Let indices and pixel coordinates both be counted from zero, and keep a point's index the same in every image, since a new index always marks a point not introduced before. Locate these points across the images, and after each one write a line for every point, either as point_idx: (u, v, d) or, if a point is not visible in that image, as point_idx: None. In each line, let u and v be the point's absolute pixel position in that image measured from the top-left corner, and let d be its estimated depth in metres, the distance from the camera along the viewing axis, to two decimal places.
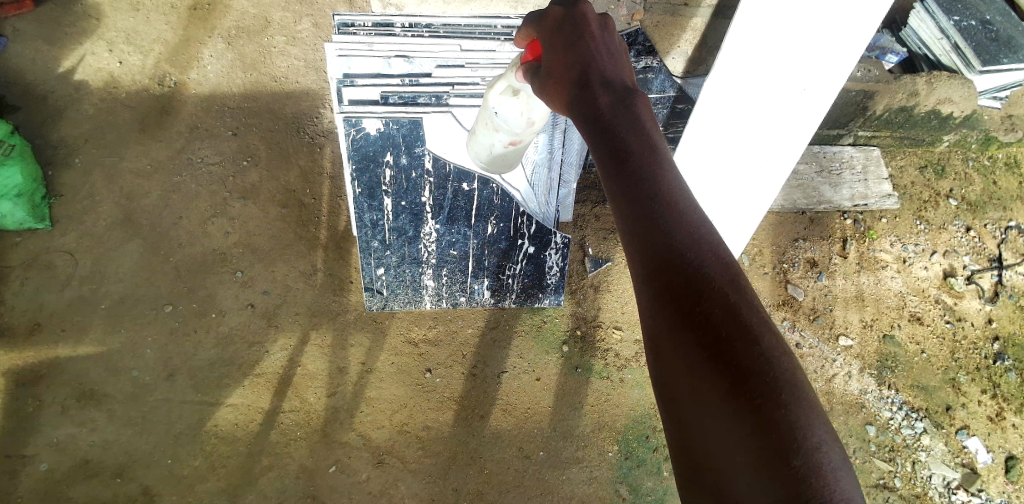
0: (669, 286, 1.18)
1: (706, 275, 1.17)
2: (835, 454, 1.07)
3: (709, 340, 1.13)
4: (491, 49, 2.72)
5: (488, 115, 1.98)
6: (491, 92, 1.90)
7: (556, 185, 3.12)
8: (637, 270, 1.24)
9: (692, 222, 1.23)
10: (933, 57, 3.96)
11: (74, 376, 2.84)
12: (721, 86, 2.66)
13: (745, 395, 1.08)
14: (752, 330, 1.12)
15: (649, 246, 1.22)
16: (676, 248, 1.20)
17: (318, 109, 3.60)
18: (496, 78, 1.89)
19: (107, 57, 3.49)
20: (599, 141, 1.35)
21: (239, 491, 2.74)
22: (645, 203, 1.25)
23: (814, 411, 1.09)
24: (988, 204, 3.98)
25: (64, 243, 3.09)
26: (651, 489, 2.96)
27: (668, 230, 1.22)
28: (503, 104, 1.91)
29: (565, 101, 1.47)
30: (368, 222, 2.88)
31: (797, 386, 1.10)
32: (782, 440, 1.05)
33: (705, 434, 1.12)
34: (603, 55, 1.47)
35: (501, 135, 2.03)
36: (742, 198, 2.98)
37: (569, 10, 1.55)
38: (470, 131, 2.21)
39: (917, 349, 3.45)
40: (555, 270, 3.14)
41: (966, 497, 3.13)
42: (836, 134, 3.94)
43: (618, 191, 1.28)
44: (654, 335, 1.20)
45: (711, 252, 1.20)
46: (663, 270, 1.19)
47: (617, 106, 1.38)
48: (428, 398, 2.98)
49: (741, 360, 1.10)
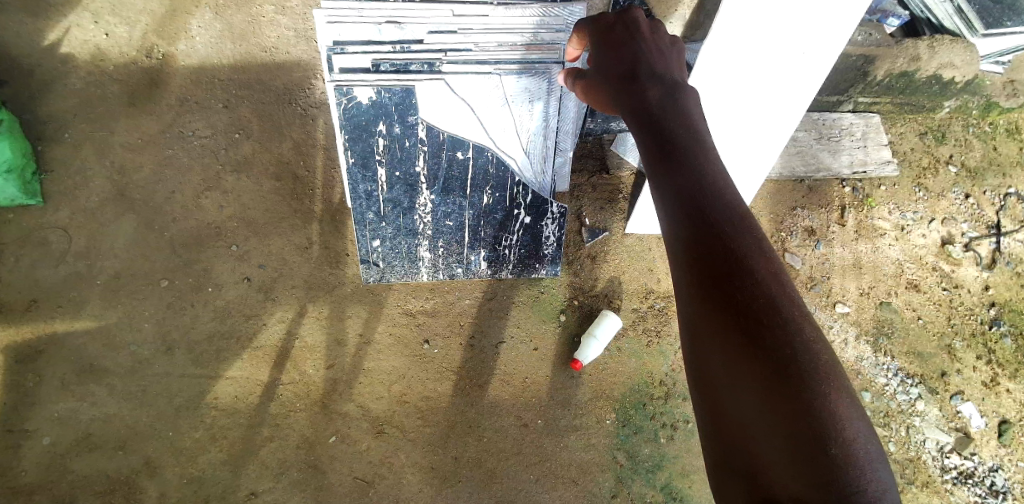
0: (712, 277, 1.39)
1: (749, 268, 1.37)
2: (870, 446, 1.25)
3: (748, 323, 1.32)
4: (485, 13, 2.56)
5: (605, 335, 3.06)
6: (586, 347, 3.03)
7: (553, 153, 2.96)
8: (683, 261, 1.45)
9: (737, 220, 1.44)
10: (935, 20, 3.79)
11: (73, 350, 2.85)
12: (719, 57, 2.58)
13: (783, 380, 1.27)
14: (791, 323, 1.32)
15: (695, 238, 1.43)
16: (722, 241, 1.41)
17: (310, 80, 3.53)
18: (580, 352, 3.02)
19: (93, 30, 3.39)
20: (653, 145, 1.58)
21: (240, 461, 2.77)
22: (690, 195, 1.47)
23: (851, 408, 1.27)
24: (987, 171, 3.95)
25: (57, 219, 3.07)
26: (649, 456, 2.99)
27: (714, 226, 1.43)
28: (600, 333, 3.06)
29: (626, 108, 1.71)
30: (363, 193, 2.83)
31: (832, 378, 1.28)
32: (818, 429, 1.23)
33: (739, 422, 1.31)
34: (660, 67, 1.76)
35: (608, 333, 3.08)
36: (741, 160, 2.99)
37: (639, 42, 1.81)
38: (604, 336, 3.06)
39: (913, 316, 3.46)
40: (551, 241, 3.10)
41: (959, 461, 3.18)
42: (835, 101, 3.87)
43: (667, 186, 1.51)
44: (694, 324, 1.41)
45: (756, 248, 1.40)
46: (708, 261, 1.41)
47: (668, 107, 1.64)
48: (427, 368, 3.00)
49: (781, 349, 1.29)
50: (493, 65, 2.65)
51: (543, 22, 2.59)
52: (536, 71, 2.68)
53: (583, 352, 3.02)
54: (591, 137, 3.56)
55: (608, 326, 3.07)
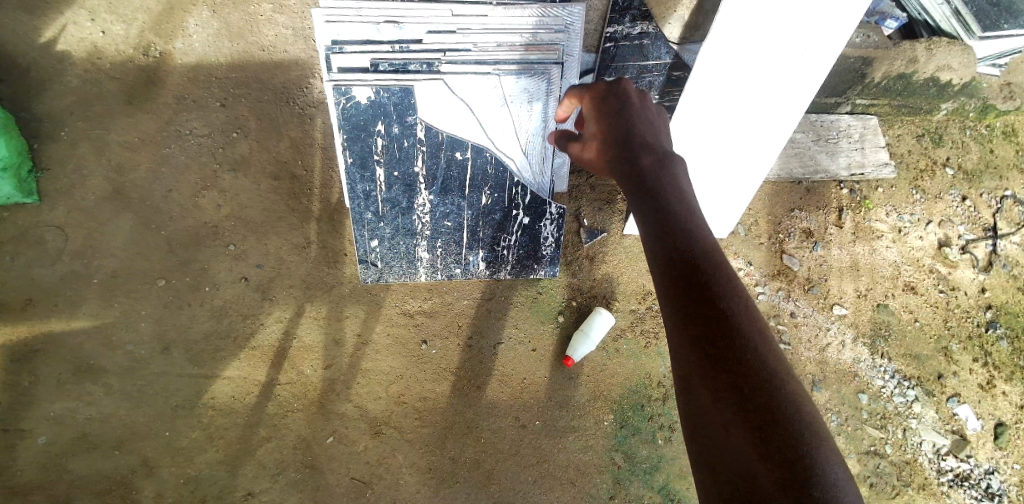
0: (705, 342, 1.52)
1: (739, 333, 1.51)
2: (849, 488, 1.39)
3: (733, 365, 1.49)
4: (483, 13, 2.55)
5: (597, 332, 3.07)
6: (577, 343, 3.04)
7: (552, 154, 2.94)
8: (679, 326, 1.57)
9: (728, 288, 1.55)
10: (932, 23, 3.82)
11: (70, 350, 2.84)
12: (717, 57, 2.61)
13: (771, 433, 1.43)
14: (775, 380, 1.47)
15: (690, 306, 1.55)
16: (715, 309, 1.53)
17: (308, 78, 3.51)
18: (571, 348, 3.04)
19: (91, 27, 3.34)
20: (648, 216, 1.67)
21: (238, 461, 2.76)
22: (685, 259, 1.58)
23: (832, 455, 1.42)
24: (983, 173, 3.96)
25: (53, 218, 3.05)
26: (647, 457, 2.99)
27: (708, 295, 1.54)
28: (592, 331, 3.06)
29: (621, 176, 1.78)
30: (361, 193, 2.83)
31: (813, 429, 1.43)
32: (802, 476, 1.38)
33: (731, 468, 1.46)
34: (650, 133, 1.83)
35: (601, 331, 3.08)
36: (739, 162, 3.00)
37: (629, 108, 1.87)
38: (597, 333, 3.07)
39: (909, 318, 3.47)
40: (550, 241, 3.10)
41: (955, 463, 3.19)
42: (834, 102, 3.87)
43: (663, 257, 1.61)
44: (688, 380, 1.56)
45: (744, 315, 1.53)
46: (697, 314, 1.55)
47: (661, 176, 1.72)
48: (425, 369, 2.99)
49: (767, 405, 1.45)
50: (492, 65, 2.64)
51: (543, 22, 2.60)
52: (535, 71, 2.67)
53: (575, 349, 3.04)
54: None
55: (601, 323, 3.08)
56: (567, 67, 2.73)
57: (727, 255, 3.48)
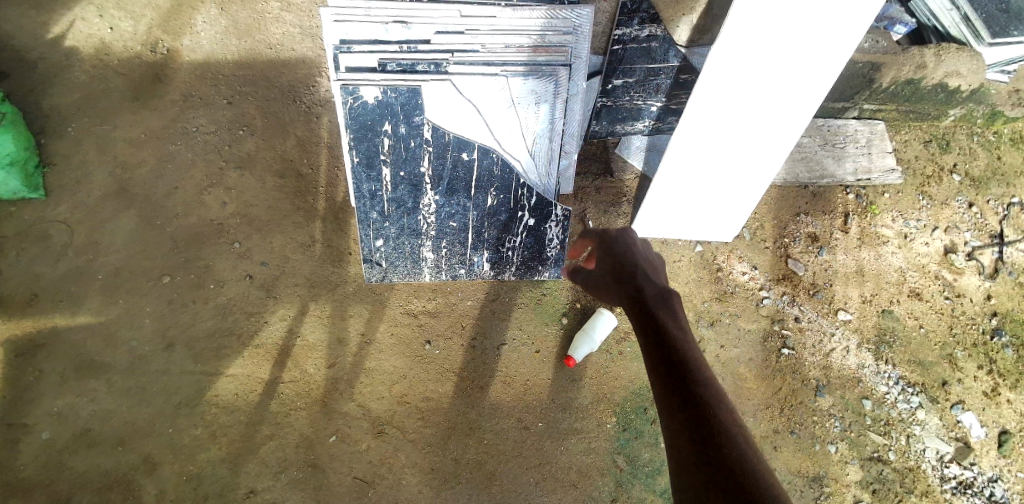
0: (693, 433, 1.54)
1: (726, 430, 1.54)
2: None
3: (710, 447, 1.51)
4: (492, 14, 2.57)
5: (599, 332, 3.06)
6: (579, 344, 3.03)
7: (558, 155, 2.95)
8: (670, 421, 1.60)
9: (716, 394, 1.61)
10: (941, 28, 3.82)
11: (73, 346, 2.84)
12: (727, 61, 2.58)
13: None
14: (759, 473, 1.46)
15: (680, 403, 1.60)
16: (703, 407, 1.58)
17: (314, 77, 3.52)
18: (573, 349, 3.03)
19: (99, 24, 3.41)
20: (644, 327, 1.80)
21: (240, 459, 2.75)
22: (676, 364, 1.67)
23: None
24: (990, 180, 3.94)
25: (58, 213, 3.06)
26: (649, 460, 2.98)
27: (697, 396, 1.60)
28: (594, 331, 3.06)
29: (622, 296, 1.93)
30: (367, 193, 2.83)
31: None
32: None
33: None
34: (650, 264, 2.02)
35: (603, 331, 3.07)
36: (745, 166, 3.01)
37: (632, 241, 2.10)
38: (598, 333, 3.06)
39: (914, 324, 3.45)
40: (555, 243, 3.09)
41: (959, 471, 3.16)
42: (841, 107, 3.84)
43: (657, 361, 1.71)
44: (678, 472, 1.53)
45: (731, 416, 1.57)
46: (687, 411, 1.59)
47: (658, 296, 1.87)
48: (428, 369, 2.99)
49: (752, 493, 1.41)
50: (500, 67, 2.64)
51: (551, 23, 2.61)
52: (543, 73, 2.68)
53: (577, 349, 3.03)
54: (595, 140, 3.56)
55: (603, 323, 3.07)
56: (574, 69, 2.74)
57: (732, 259, 3.47)
